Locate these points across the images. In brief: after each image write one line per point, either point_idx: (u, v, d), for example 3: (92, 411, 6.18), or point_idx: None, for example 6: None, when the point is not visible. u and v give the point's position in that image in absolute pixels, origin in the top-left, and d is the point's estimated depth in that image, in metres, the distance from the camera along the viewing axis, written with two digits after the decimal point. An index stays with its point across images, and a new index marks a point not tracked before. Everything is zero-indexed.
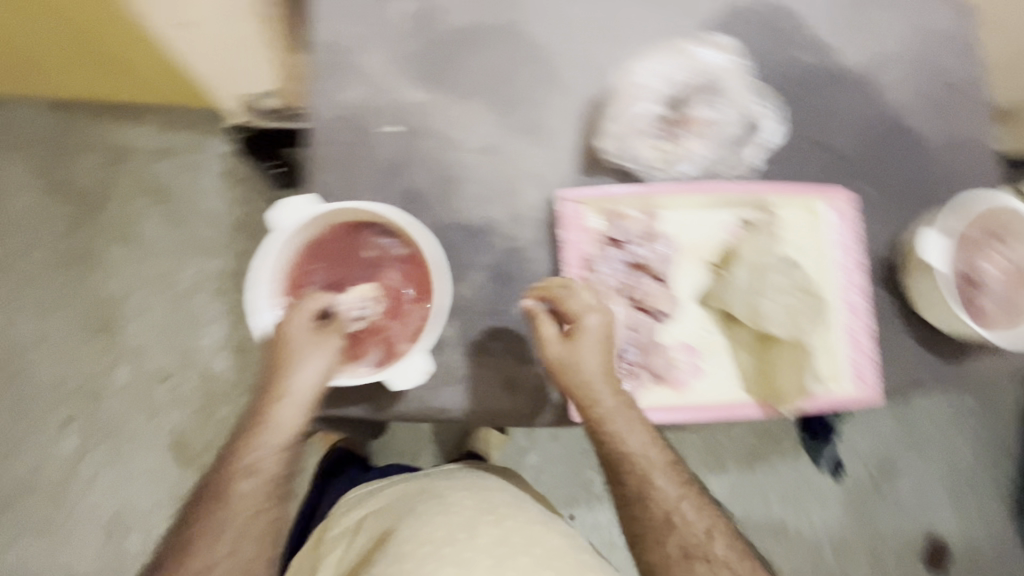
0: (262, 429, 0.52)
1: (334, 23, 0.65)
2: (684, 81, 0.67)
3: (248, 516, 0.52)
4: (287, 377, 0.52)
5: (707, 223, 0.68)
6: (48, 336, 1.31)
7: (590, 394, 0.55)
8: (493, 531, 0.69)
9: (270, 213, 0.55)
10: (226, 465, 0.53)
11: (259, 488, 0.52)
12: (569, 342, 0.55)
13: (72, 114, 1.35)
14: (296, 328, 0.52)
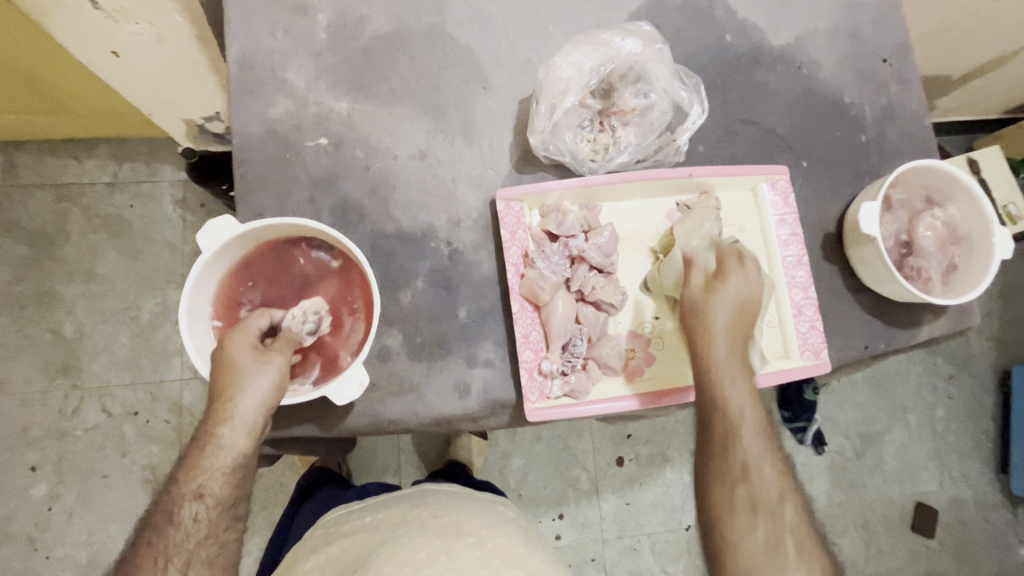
0: (206, 453, 0.50)
1: (252, 40, 0.64)
2: (609, 71, 0.66)
3: (197, 541, 0.50)
4: (231, 399, 0.50)
5: (646, 211, 0.69)
6: (9, 381, 1.27)
7: (712, 348, 0.55)
8: (474, 553, 0.69)
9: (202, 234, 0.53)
10: (172, 490, 0.51)
11: (206, 513, 0.51)
12: (711, 293, 0.56)
13: (18, 154, 1.32)
14: (237, 348, 0.51)
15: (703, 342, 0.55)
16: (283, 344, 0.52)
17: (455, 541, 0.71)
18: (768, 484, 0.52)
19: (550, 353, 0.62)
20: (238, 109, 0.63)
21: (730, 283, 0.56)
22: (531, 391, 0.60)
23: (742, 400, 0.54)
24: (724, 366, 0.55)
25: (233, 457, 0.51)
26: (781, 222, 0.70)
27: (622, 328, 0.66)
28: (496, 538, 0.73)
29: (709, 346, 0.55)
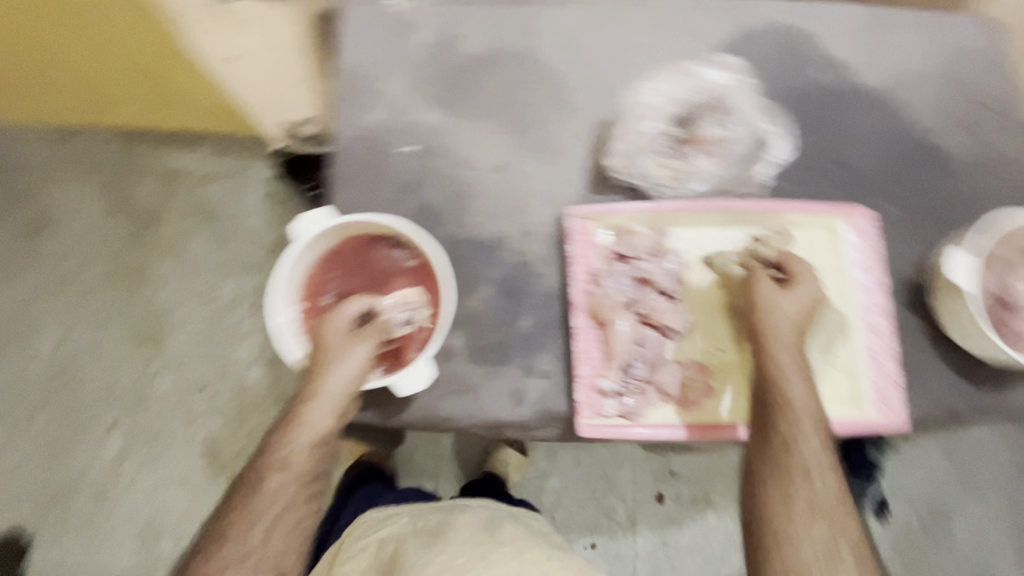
0: (294, 427, 0.55)
1: (360, 52, 0.70)
2: (694, 102, 0.69)
3: (280, 510, 0.55)
4: (320, 378, 0.54)
5: (718, 240, 0.67)
6: (100, 345, 1.39)
7: (780, 346, 0.57)
8: (510, 561, 0.71)
9: (295, 226, 0.58)
10: (261, 460, 0.56)
11: (291, 483, 0.55)
12: (783, 293, 0.59)
13: (132, 141, 1.46)
14: (330, 331, 0.55)
15: (771, 335, 0.58)
16: (371, 333, 0.55)
17: (491, 550, 0.73)
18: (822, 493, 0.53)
19: (608, 371, 0.62)
20: (339, 113, 0.68)
21: (800, 287, 0.60)
22: (583, 406, 0.61)
23: (800, 401, 0.55)
24: (791, 366, 0.57)
25: (316, 433, 0.55)
26: (861, 266, 0.68)
27: (684, 356, 0.65)
28: (531, 551, 0.74)
29: (779, 345, 0.57)
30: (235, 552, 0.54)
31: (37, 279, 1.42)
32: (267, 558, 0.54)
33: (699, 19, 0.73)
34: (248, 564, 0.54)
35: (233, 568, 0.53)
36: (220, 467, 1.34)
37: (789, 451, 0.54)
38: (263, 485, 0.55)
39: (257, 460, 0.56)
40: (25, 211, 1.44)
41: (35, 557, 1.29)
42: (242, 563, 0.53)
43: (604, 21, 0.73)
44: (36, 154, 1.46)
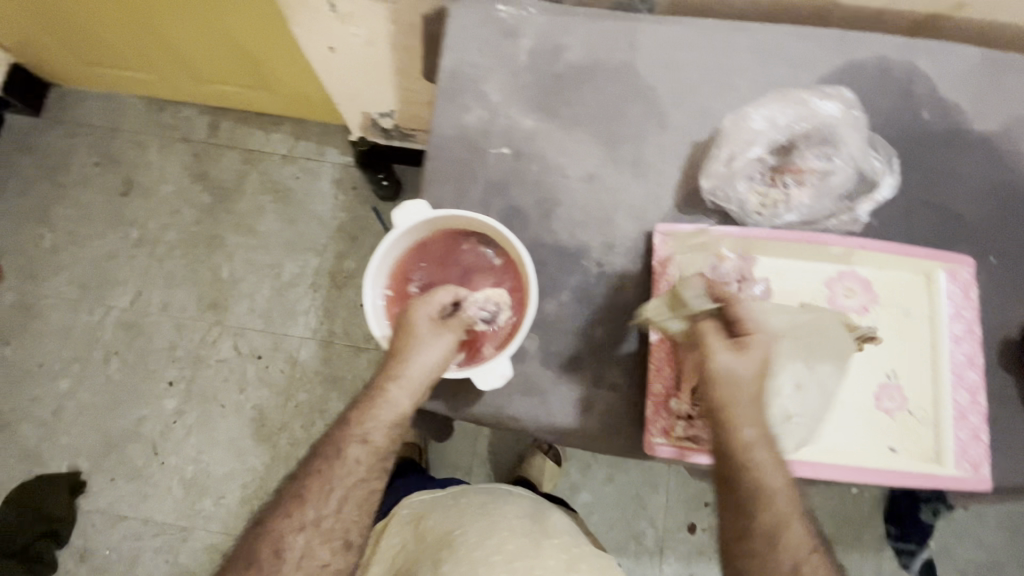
0: (375, 406, 0.59)
1: (464, 52, 0.71)
2: (800, 130, 0.67)
3: (357, 478, 0.61)
4: (405, 363, 0.57)
5: (806, 273, 0.66)
6: (169, 306, 1.45)
7: (740, 413, 0.53)
8: (558, 554, 0.81)
9: (394, 213, 0.59)
10: (341, 432, 0.61)
11: (366, 459, 0.61)
12: (735, 355, 0.54)
13: (221, 118, 1.54)
14: (418, 317, 0.57)
15: (734, 408, 0.53)
16: (456, 325, 0.58)
17: (539, 540, 0.82)
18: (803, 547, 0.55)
19: (682, 394, 0.61)
20: (439, 110, 0.70)
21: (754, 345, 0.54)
22: (653, 424, 0.61)
23: (770, 463, 0.54)
24: (755, 429, 0.54)
25: (394, 413, 0.59)
26: (955, 317, 0.65)
27: None
28: (572, 545, 0.84)
29: (739, 410, 0.53)
30: (313, 512, 0.61)
31: (119, 238, 1.48)
32: (340, 523, 0.62)
33: (806, 47, 0.72)
34: (323, 525, 0.61)
35: (310, 527, 0.61)
36: (265, 435, 1.39)
37: (769, 512, 0.54)
38: (343, 455, 0.61)
39: (340, 430, 0.62)
40: (116, 172, 1.52)
41: (87, 497, 1.36)
42: (318, 522, 0.61)
43: (708, 41, 0.72)
44: (133, 122, 1.54)
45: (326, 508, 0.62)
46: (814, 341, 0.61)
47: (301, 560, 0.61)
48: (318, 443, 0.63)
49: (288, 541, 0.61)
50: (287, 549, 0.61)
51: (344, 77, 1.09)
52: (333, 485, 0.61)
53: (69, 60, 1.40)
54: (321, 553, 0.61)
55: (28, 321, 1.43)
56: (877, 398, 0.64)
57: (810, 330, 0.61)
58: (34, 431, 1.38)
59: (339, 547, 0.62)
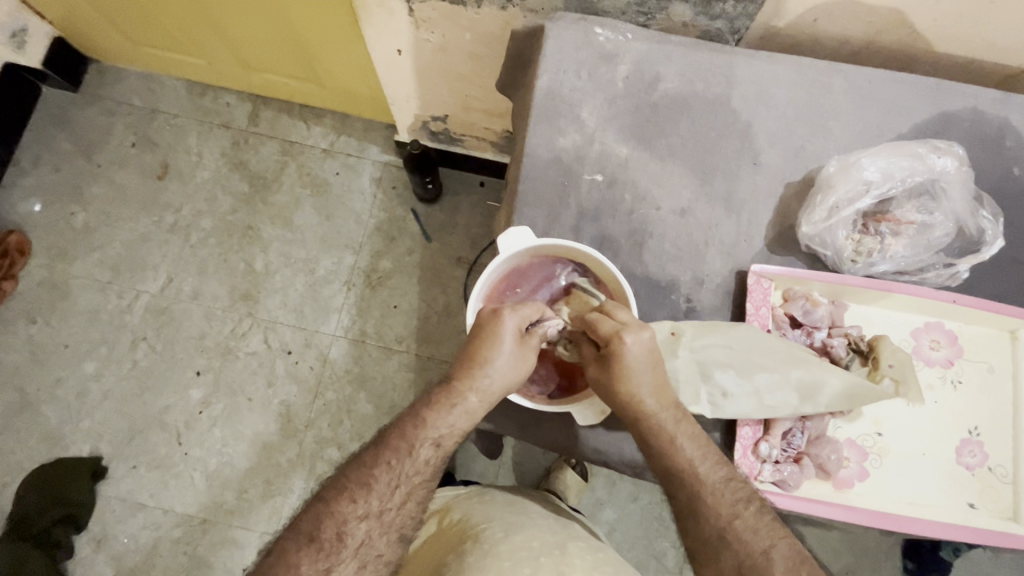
0: (452, 411, 0.59)
1: (561, 76, 0.71)
2: (906, 181, 0.66)
3: (423, 478, 0.59)
4: (489, 372, 0.57)
5: (895, 323, 0.67)
6: (201, 294, 1.36)
7: (640, 411, 0.56)
8: (584, 556, 0.69)
9: (501, 237, 0.62)
10: (414, 429, 0.59)
11: (435, 460, 0.59)
12: (608, 365, 0.56)
13: (262, 104, 1.46)
14: (507, 328, 0.58)
15: (629, 409, 0.56)
16: (536, 341, 0.59)
17: (565, 540, 0.71)
18: (726, 515, 0.55)
19: (770, 437, 0.61)
20: (533, 132, 0.70)
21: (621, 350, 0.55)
22: (741, 466, 0.61)
23: (680, 440, 0.57)
24: (658, 420, 0.57)
25: (469, 421, 0.59)
26: None
27: (844, 436, 0.64)
28: (599, 551, 0.72)
29: (636, 409, 0.56)
30: (377, 502, 0.58)
31: (153, 222, 1.40)
32: (400, 517, 0.59)
33: (903, 93, 0.71)
34: (385, 516, 0.58)
35: (372, 517, 0.58)
36: (291, 432, 1.29)
37: (687, 490, 0.56)
38: (415, 452, 0.59)
39: (412, 425, 0.60)
40: (154, 155, 1.44)
41: (108, 482, 1.28)
42: (381, 514, 0.58)
43: (806, 80, 0.71)
44: (173, 104, 1.46)
45: (389, 501, 0.58)
46: (739, 356, 0.60)
47: (359, 549, 0.57)
48: (385, 433, 0.61)
49: (348, 528, 0.57)
50: (346, 536, 0.57)
51: (401, 81, 1.03)
52: (399, 480, 0.59)
53: (113, 39, 1.34)
54: (378, 544, 0.58)
55: (55, 300, 1.36)
56: (959, 453, 0.64)
57: (744, 346, 0.60)
58: (56, 412, 1.30)
59: (395, 540, 0.59)
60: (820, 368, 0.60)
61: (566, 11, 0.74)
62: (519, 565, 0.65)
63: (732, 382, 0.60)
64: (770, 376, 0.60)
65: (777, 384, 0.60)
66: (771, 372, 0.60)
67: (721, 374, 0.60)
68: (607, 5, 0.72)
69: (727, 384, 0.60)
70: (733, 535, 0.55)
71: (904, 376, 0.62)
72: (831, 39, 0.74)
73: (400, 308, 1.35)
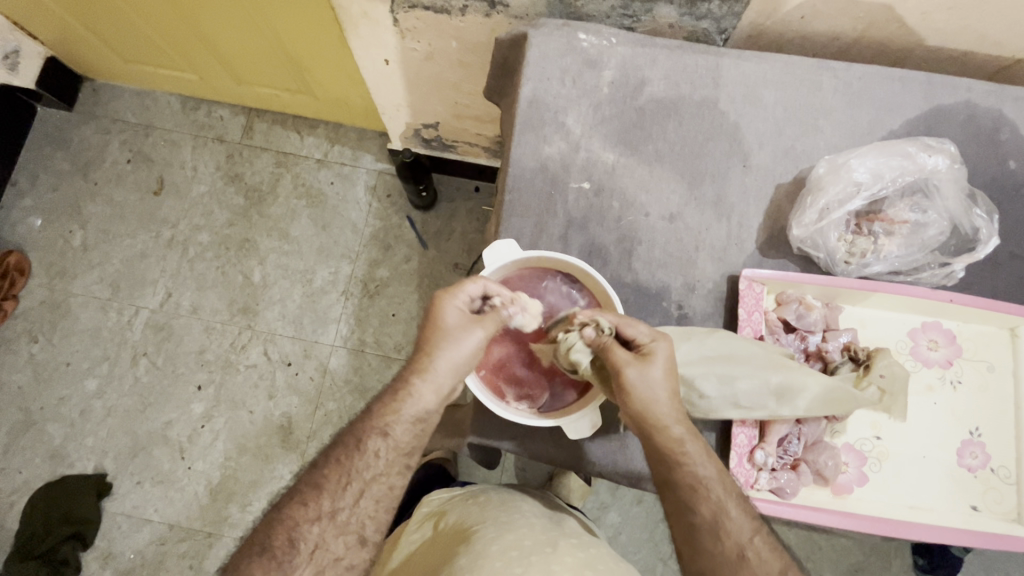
0: (399, 398, 0.57)
1: (547, 85, 0.70)
2: (898, 181, 0.66)
3: (375, 472, 0.57)
4: (435, 355, 0.57)
5: (890, 324, 0.66)
6: (200, 308, 1.36)
7: (661, 415, 0.54)
8: (577, 553, 0.66)
9: (485, 251, 0.62)
10: (362, 423, 0.58)
11: (386, 453, 0.57)
12: (641, 361, 0.55)
13: (255, 116, 1.46)
14: (450, 308, 0.57)
15: (652, 414, 0.54)
16: (493, 320, 0.58)
17: (557, 538, 0.68)
18: (746, 532, 0.54)
19: (766, 445, 0.60)
20: (519, 141, 0.69)
21: (655, 352, 0.55)
22: (737, 475, 0.60)
23: (702, 456, 0.55)
24: (678, 429, 0.55)
25: (418, 407, 0.57)
26: None
27: (843, 442, 0.63)
28: (593, 548, 0.69)
29: (660, 415, 0.54)
30: (329, 503, 0.56)
31: (150, 237, 1.40)
32: (355, 517, 0.57)
33: (893, 89, 0.70)
34: (339, 517, 0.56)
35: (325, 519, 0.56)
36: (293, 443, 1.28)
37: (710, 504, 0.54)
38: (363, 444, 0.57)
39: (361, 419, 0.59)
40: (150, 171, 1.44)
41: (112, 499, 1.27)
42: (333, 515, 0.56)
43: (797, 78, 0.70)
44: (167, 120, 1.46)
45: (343, 502, 0.57)
46: (718, 362, 0.59)
47: (314, 553, 0.55)
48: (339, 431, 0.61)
49: (301, 532, 0.55)
50: (300, 542, 0.55)
51: (393, 91, 1.02)
52: (349, 477, 0.57)
53: (103, 57, 1.34)
54: (335, 546, 0.56)
55: (55, 319, 1.36)
56: (960, 455, 0.63)
57: (722, 352, 0.60)
58: (60, 430, 1.31)
59: (354, 542, 0.57)
60: (800, 372, 0.59)
61: (550, 17, 0.72)
62: (508, 565, 0.63)
63: (712, 388, 0.59)
64: (751, 382, 0.58)
65: (757, 389, 0.58)
66: (754, 378, 0.58)
67: (701, 380, 0.59)
68: (590, 9, 0.71)
69: (706, 388, 0.59)
70: (752, 552, 0.54)
71: (893, 388, 0.61)
72: (820, 37, 0.73)
73: (399, 317, 1.34)
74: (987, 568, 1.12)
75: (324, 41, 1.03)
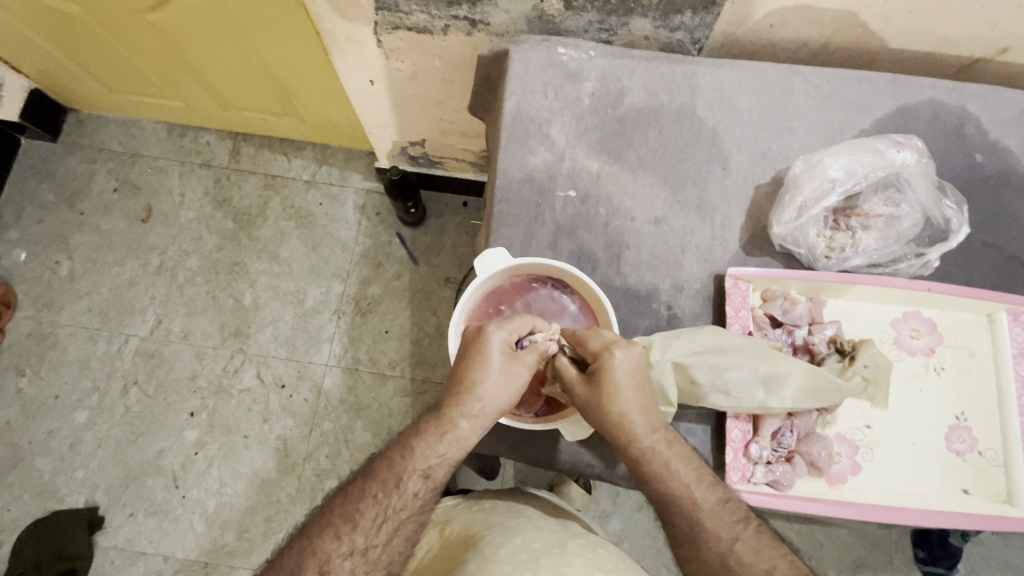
0: (442, 439, 0.57)
1: (529, 99, 0.72)
2: (872, 177, 0.68)
3: (412, 511, 0.57)
4: (483, 397, 0.56)
5: (872, 316, 0.68)
6: (192, 335, 1.35)
7: (626, 431, 0.56)
8: (586, 554, 0.67)
9: (478, 262, 0.63)
10: (402, 462, 0.57)
11: (423, 493, 0.57)
12: (596, 378, 0.55)
13: (242, 141, 1.47)
14: (494, 347, 0.56)
15: (613, 431, 0.56)
16: (535, 356, 0.57)
17: (565, 539, 0.69)
18: (727, 539, 0.55)
19: (760, 439, 0.62)
20: (505, 153, 0.71)
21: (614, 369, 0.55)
22: (733, 470, 0.61)
23: (673, 467, 0.56)
24: (647, 441, 0.56)
25: (460, 450, 0.57)
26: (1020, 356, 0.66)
27: (837, 433, 0.65)
28: (601, 547, 0.70)
29: (625, 429, 0.56)
30: (362, 539, 0.56)
31: (138, 265, 1.40)
32: (387, 553, 0.56)
33: (861, 90, 0.73)
34: (371, 554, 0.56)
35: (357, 555, 0.55)
36: (289, 466, 1.27)
37: (685, 517, 0.56)
38: (402, 485, 0.57)
39: (397, 457, 0.58)
40: (137, 199, 1.44)
41: (105, 533, 1.25)
42: (365, 552, 0.56)
43: (768, 84, 0.73)
44: (153, 147, 1.47)
45: (373, 538, 0.56)
46: (707, 358, 0.60)
47: None
48: (370, 464, 0.59)
49: (331, 567, 0.55)
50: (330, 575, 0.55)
51: (379, 110, 1.04)
52: (385, 516, 0.57)
53: (87, 87, 1.35)
54: None
55: (43, 351, 1.35)
56: (948, 440, 0.65)
57: (711, 346, 0.61)
58: (50, 465, 1.28)
59: None
60: (784, 359, 0.61)
61: (530, 33, 0.75)
62: (519, 568, 0.63)
63: (705, 377, 0.60)
64: (740, 372, 0.60)
65: (747, 378, 0.60)
66: (742, 368, 0.60)
67: (694, 373, 0.60)
68: (568, 25, 0.73)
69: (700, 382, 0.60)
70: (735, 560, 0.55)
71: (877, 377, 0.63)
72: (788, 44, 0.76)
73: (392, 333, 1.34)
74: (986, 556, 1.13)
75: (310, 64, 1.05)
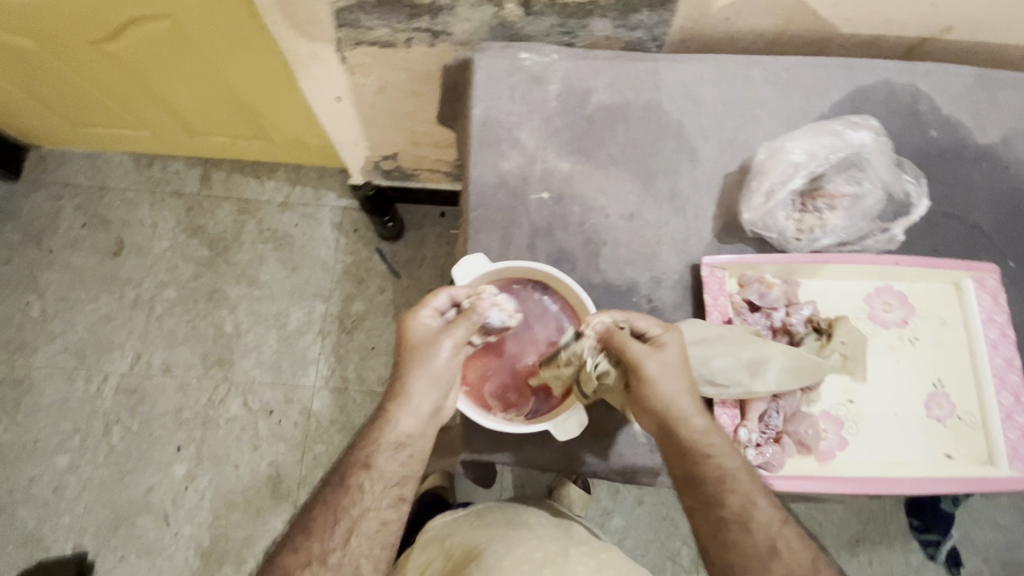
0: (379, 428, 0.58)
1: (496, 105, 0.73)
2: (834, 157, 0.70)
3: (365, 506, 0.56)
4: (410, 377, 0.57)
5: (844, 294, 0.70)
6: (173, 367, 1.33)
7: (682, 409, 0.56)
8: (588, 560, 0.67)
9: (456, 271, 0.63)
10: (347, 459, 0.58)
11: (369, 485, 0.57)
12: (657, 352, 0.57)
13: (212, 166, 1.45)
14: (415, 325, 0.58)
15: (673, 409, 0.56)
16: (463, 325, 0.57)
17: (568, 546, 0.69)
18: (774, 520, 0.56)
19: (748, 422, 0.63)
20: (476, 160, 0.71)
21: (670, 345, 0.57)
22: None
23: (726, 445, 0.57)
24: (699, 419, 0.57)
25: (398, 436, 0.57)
26: (989, 320, 0.68)
27: (822, 410, 0.66)
28: (603, 552, 0.70)
29: (678, 408, 0.56)
30: (319, 546, 0.55)
31: (113, 300, 1.37)
32: (348, 557, 0.55)
33: (818, 76, 0.75)
34: (330, 561, 0.55)
35: (316, 562, 0.55)
36: (283, 493, 1.25)
37: (734, 497, 0.56)
38: (348, 481, 0.57)
39: (346, 457, 0.59)
40: (108, 233, 1.41)
41: None
42: (324, 559, 0.55)
43: (729, 75, 0.74)
44: (120, 179, 1.44)
45: (332, 544, 0.56)
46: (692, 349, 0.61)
47: None
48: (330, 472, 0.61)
49: None
50: None
51: (347, 127, 1.04)
52: (337, 517, 0.56)
53: (47, 122, 1.32)
54: None
55: (19, 396, 1.31)
56: (928, 407, 0.67)
57: (694, 338, 0.62)
58: (33, 513, 1.24)
59: None
60: (764, 343, 0.62)
61: (492, 40, 0.75)
62: None
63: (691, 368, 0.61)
64: (725, 360, 0.61)
65: (732, 365, 0.61)
66: (726, 356, 0.61)
67: None
68: (530, 30, 0.74)
69: None
70: (782, 543, 0.55)
71: (854, 353, 0.65)
72: (745, 34, 0.78)
73: (379, 349, 1.33)
74: (978, 519, 1.15)
75: (274, 85, 1.05)
